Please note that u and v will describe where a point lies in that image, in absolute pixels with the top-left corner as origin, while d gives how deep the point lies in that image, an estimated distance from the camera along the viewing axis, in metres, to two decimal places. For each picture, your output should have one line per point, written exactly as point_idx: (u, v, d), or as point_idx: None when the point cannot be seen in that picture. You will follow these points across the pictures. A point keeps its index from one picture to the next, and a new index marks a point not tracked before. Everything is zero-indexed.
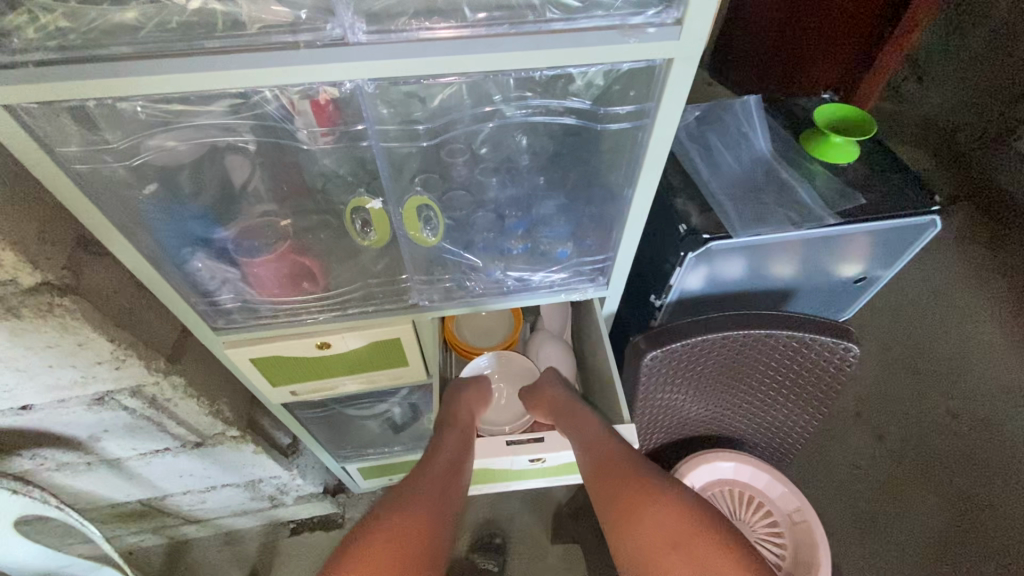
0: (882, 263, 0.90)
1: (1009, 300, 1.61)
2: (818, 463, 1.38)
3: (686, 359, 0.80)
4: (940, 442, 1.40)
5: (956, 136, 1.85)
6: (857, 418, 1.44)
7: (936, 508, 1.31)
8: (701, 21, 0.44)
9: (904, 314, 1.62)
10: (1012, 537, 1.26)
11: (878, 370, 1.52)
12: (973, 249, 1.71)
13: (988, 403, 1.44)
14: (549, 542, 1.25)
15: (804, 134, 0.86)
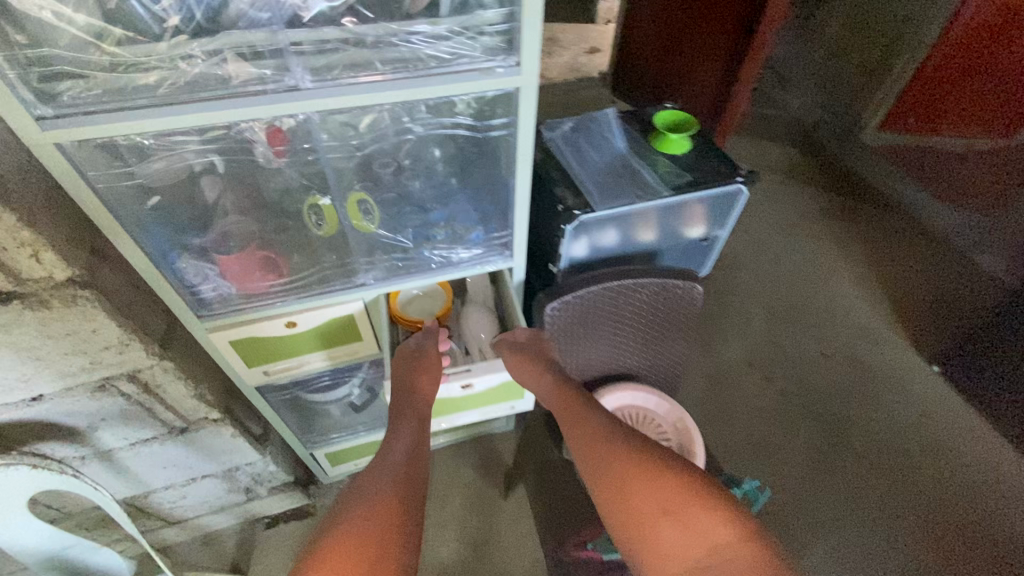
0: (719, 225, 1.20)
1: (861, 262, 2.07)
2: (720, 404, 1.70)
3: (577, 309, 1.06)
4: (813, 376, 1.77)
5: (817, 131, 2.48)
6: (749, 366, 1.78)
7: (809, 430, 1.66)
8: (532, 62, 0.70)
9: (779, 280, 2.02)
10: (864, 444, 1.64)
11: (764, 323, 1.89)
12: (831, 224, 2.19)
13: (848, 340, 1.86)
14: (502, 498, 1.48)
15: (651, 135, 1.15)
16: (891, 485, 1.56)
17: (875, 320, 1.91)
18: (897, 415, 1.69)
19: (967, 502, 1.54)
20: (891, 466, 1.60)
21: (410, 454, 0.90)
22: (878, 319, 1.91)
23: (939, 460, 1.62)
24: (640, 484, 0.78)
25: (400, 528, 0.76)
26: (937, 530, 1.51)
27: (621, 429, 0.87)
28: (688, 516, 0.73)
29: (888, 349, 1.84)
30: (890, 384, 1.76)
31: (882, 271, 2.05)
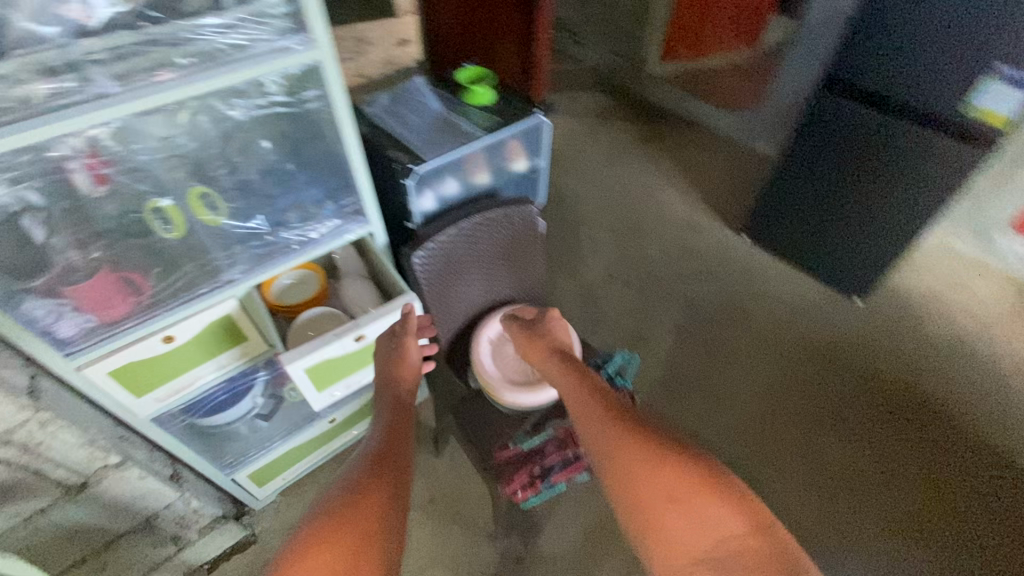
0: (537, 155, 1.41)
1: (671, 173, 2.60)
2: (597, 313, 2.08)
3: (441, 255, 1.20)
4: (660, 268, 2.22)
5: (614, 75, 3.03)
6: (610, 278, 2.19)
7: (671, 315, 2.06)
8: (322, 33, 0.81)
9: (615, 206, 2.48)
10: (715, 312, 2.06)
11: (612, 239, 2.33)
12: (642, 149, 2.71)
13: (679, 235, 2.34)
14: (435, 455, 1.60)
15: (459, 92, 1.32)
16: (739, 337, 1.99)
17: (693, 215, 2.43)
18: (729, 282, 2.16)
19: (831, 379, 1.87)
20: (736, 324, 2.03)
21: (389, 448, 0.91)
22: (694, 213, 2.44)
23: (800, 347, 1.95)
24: (667, 479, 0.83)
25: (381, 521, 0.78)
26: (802, 397, 1.84)
27: (643, 421, 0.93)
28: (707, 507, 0.79)
29: (709, 232, 2.35)
30: (720, 262, 2.23)
31: (688, 176, 2.59)
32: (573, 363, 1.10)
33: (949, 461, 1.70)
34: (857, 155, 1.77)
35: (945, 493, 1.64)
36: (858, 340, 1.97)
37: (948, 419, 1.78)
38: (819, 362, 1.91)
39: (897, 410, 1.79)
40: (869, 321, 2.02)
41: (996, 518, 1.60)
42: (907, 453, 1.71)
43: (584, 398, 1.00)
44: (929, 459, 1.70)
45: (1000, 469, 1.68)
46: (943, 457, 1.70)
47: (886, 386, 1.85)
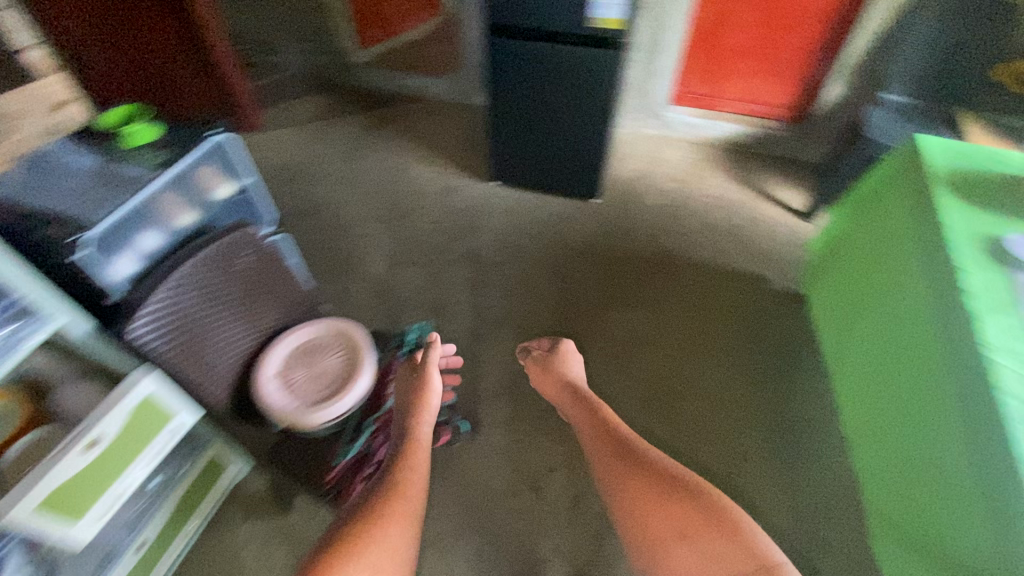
0: (241, 177, 1.36)
1: (413, 147, 2.71)
2: (393, 301, 2.09)
3: (165, 314, 1.07)
4: (433, 238, 2.31)
5: (322, 71, 2.99)
6: (393, 263, 2.21)
7: (467, 280, 2.15)
8: None
9: (374, 195, 2.49)
10: (503, 262, 2.22)
11: (383, 228, 2.35)
12: (377, 134, 2.77)
13: (440, 201, 2.46)
14: (282, 511, 1.51)
15: (114, 139, 1.19)
16: (531, 274, 2.18)
17: (447, 177, 2.57)
18: (504, 231, 2.33)
19: (602, 279, 2.16)
20: (525, 265, 2.21)
21: (420, 464, 1.24)
22: (447, 176, 2.57)
23: (571, 262, 2.22)
24: (658, 471, 1.15)
25: (415, 516, 1.13)
26: (599, 301, 2.10)
27: (650, 460, 1.19)
28: (688, 497, 1.08)
29: (465, 190, 2.51)
30: (490, 216, 2.39)
31: (430, 145, 2.72)
32: (578, 396, 1.50)
33: (700, 301, 2.08)
34: (533, 81, 2.04)
35: (706, 325, 2.01)
36: (610, 239, 2.30)
37: (690, 270, 2.17)
38: (588, 270, 2.19)
39: (654, 281, 2.15)
40: (614, 220, 2.37)
41: (743, 325, 2.00)
42: (671, 309, 2.06)
43: (597, 429, 1.35)
44: (687, 306, 2.07)
45: (732, 288, 2.11)
46: (696, 299, 2.08)
47: (641, 266, 2.20)
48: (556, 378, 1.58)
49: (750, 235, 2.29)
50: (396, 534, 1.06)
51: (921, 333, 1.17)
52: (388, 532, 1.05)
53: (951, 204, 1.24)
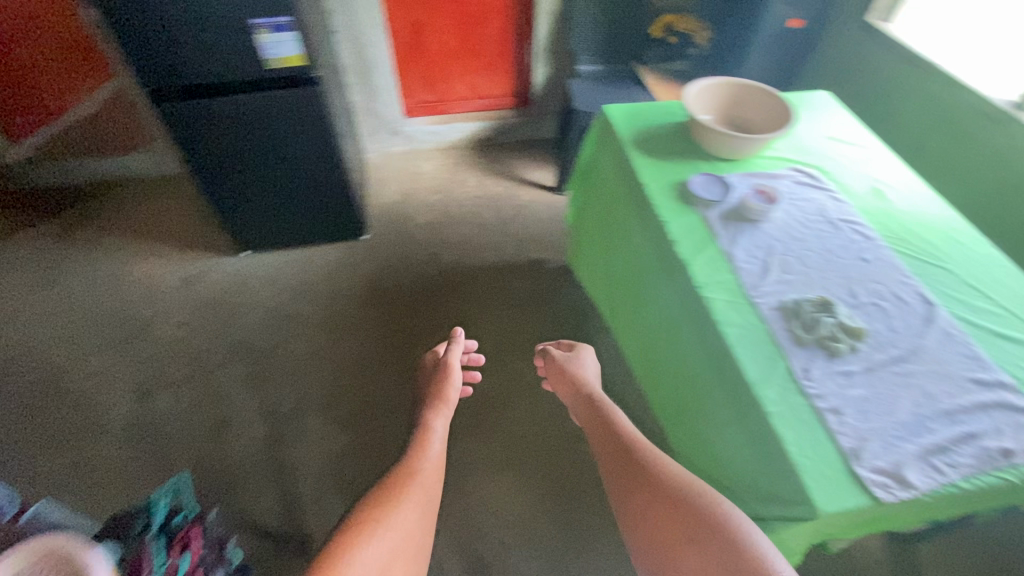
0: None
1: (131, 244, 2.22)
2: (159, 440, 1.68)
3: None
4: (189, 346, 1.91)
5: None
6: (145, 394, 1.78)
7: (245, 380, 1.82)
8: None
9: (95, 319, 1.97)
10: (286, 344, 1.92)
11: (120, 355, 1.88)
12: (78, 242, 2.21)
13: (186, 300, 2.04)
14: None
15: None
16: (321, 346, 1.92)
17: (187, 267, 2.16)
18: (276, 309, 2.03)
19: (402, 318, 2.00)
20: (311, 339, 1.94)
21: (426, 475, 1.14)
22: (186, 265, 2.16)
23: (365, 312, 2.02)
24: (659, 475, 1.01)
25: (420, 528, 1.05)
26: (403, 343, 1.93)
27: (661, 465, 1.03)
28: (683, 506, 0.93)
29: (213, 276, 2.13)
30: (254, 298, 2.06)
31: (153, 235, 2.26)
32: (586, 398, 1.30)
33: (503, 307, 2.05)
34: (237, 141, 1.79)
35: (515, 327, 1.99)
36: (398, 276, 2.15)
37: (485, 279, 2.14)
38: (385, 313, 2.02)
39: (455, 302, 2.06)
40: (397, 255, 2.23)
41: (547, 315, 2.03)
42: (479, 324, 2.00)
43: (601, 429, 1.19)
44: (492, 315, 2.03)
45: (527, 284, 2.13)
46: (499, 306, 2.05)
47: (438, 292, 2.10)
48: (565, 384, 1.38)
49: (520, 224, 2.36)
50: (399, 534, 1.00)
51: (658, 282, 1.27)
52: (392, 527, 1.00)
53: (641, 161, 1.38)
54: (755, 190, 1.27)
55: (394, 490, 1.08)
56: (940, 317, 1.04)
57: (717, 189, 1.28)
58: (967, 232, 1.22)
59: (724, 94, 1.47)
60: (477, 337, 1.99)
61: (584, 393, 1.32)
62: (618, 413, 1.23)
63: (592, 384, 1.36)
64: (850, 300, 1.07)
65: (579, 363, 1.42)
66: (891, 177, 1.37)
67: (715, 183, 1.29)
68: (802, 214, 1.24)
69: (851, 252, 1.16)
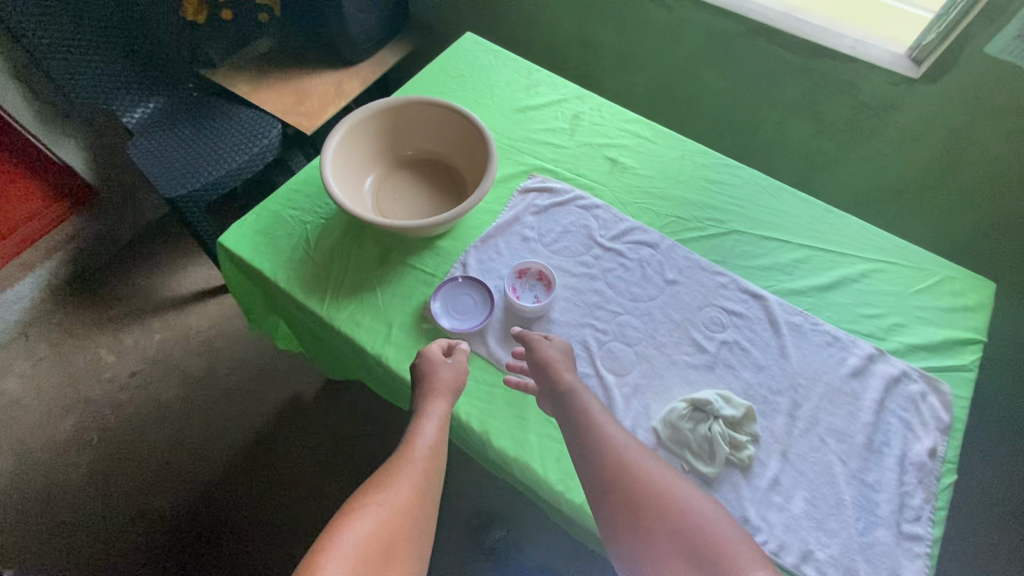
0: None
1: None
2: None
3: None
4: None
5: None
6: None
7: None
8: None
9: None
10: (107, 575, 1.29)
11: None
12: None
13: None
14: None
15: None
16: (158, 543, 1.33)
17: None
18: (53, 547, 1.32)
19: (196, 505, 1.38)
20: (141, 539, 1.33)
21: (420, 454, 0.71)
22: None
23: (139, 534, 1.34)
24: (624, 479, 0.66)
25: (418, 521, 0.65)
26: (260, 477, 1.42)
27: (680, 497, 0.65)
28: (654, 513, 0.63)
29: None
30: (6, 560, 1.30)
31: None
32: (576, 395, 0.73)
33: (300, 505, 1.39)
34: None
35: (341, 458, 1.45)
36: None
37: (249, 486, 1.41)
38: (167, 517, 1.36)
39: (231, 556, 1.33)
40: (122, 442, 1.46)
41: (363, 465, 1.44)
42: (290, 555, 1.33)
43: (596, 435, 0.69)
44: (297, 527, 1.36)
45: (308, 445, 1.47)
46: (294, 508, 1.39)
47: (199, 553, 1.33)
48: (538, 383, 0.76)
49: (224, 367, 1.57)
50: (376, 522, 0.61)
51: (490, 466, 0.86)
52: (360, 524, 0.60)
53: (344, 313, 0.85)
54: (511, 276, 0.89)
55: (394, 487, 0.66)
56: (778, 310, 0.87)
57: (472, 297, 0.87)
58: (716, 162, 1.04)
59: (380, 136, 0.96)
60: (322, 448, 1.46)
61: (580, 392, 0.74)
62: (585, 393, 0.74)
63: (559, 365, 0.76)
64: (702, 359, 0.83)
65: (538, 342, 0.78)
66: (611, 127, 1.09)
67: (466, 290, 0.88)
68: (577, 259, 0.92)
69: (657, 280, 0.90)
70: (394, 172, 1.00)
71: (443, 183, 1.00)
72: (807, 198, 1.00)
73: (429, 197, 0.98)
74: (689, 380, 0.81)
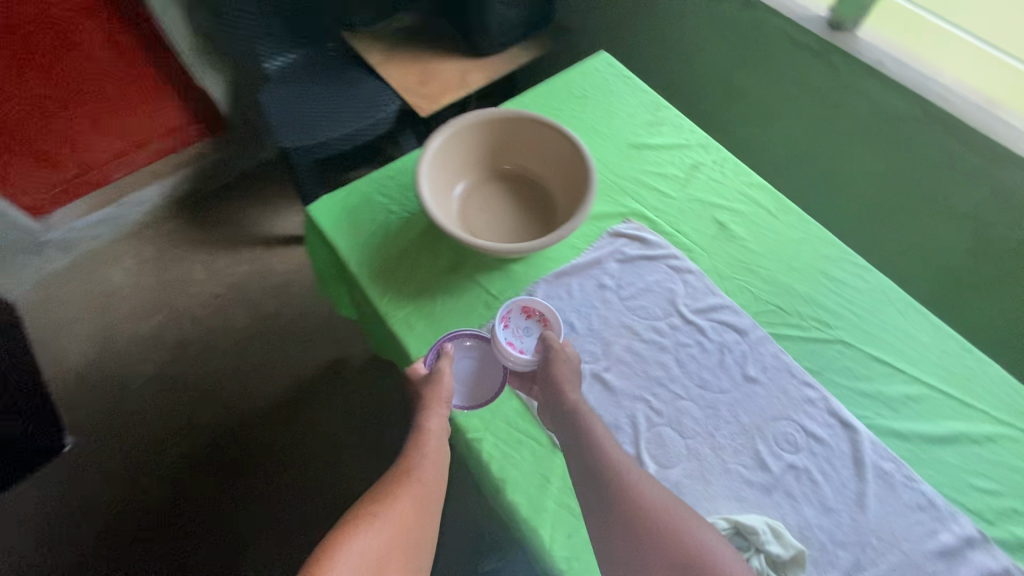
0: None
1: None
2: None
3: None
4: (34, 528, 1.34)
5: None
6: None
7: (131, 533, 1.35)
8: None
9: None
10: (162, 458, 1.43)
11: None
12: None
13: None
14: None
15: None
16: (212, 443, 1.45)
17: None
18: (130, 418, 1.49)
19: (249, 420, 1.49)
20: (198, 433, 1.47)
21: (421, 467, 0.74)
22: None
23: (196, 430, 1.47)
24: (624, 499, 0.65)
25: (419, 530, 0.69)
26: (305, 415, 1.50)
27: (680, 521, 0.64)
28: (652, 540, 0.62)
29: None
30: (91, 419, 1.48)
31: None
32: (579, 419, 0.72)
33: (322, 465, 1.43)
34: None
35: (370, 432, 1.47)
36: (146, 495, 1.39)
37: (281, 434, 1.47)
38: (223, 423, 1.48)
39: (242, 498, 1.39)
40: (201, 346, 1.59)
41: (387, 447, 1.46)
42: (303, 510, 1.38)
43: (593, 457, 0.68)
44: (313, 487, 1.41)
45: (343, 411, 1.50)
46: (314, 467, 1.43)
47: (241, 463, 1.43)
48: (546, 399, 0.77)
49: (291, 316, 1.64)
50: (381, 532, 0.65)
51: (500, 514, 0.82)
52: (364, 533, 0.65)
53: (400, 314, 0.84)
54: (497, 333, 0.80)
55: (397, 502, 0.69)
56: (868, 449, 0.75)
57: (459, 362, 0.82)
58: (842, 256, 0.92)
59: (482, 145, 0.93)
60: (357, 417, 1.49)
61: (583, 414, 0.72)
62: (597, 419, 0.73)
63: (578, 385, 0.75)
64: (761, 477, 0.73)
65: (555, 355, 0.77)
66: (730, 187, 0.98)
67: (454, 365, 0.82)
68: (650, 323, 0.85)
69: (735, 372, 0.81)
70: (486, 182, 0.97)
71: (534, 206, 0.96)
72: (943, 326, 0.85)
73: (516, 216, 0.95)
74: (739, 496, 0.72)
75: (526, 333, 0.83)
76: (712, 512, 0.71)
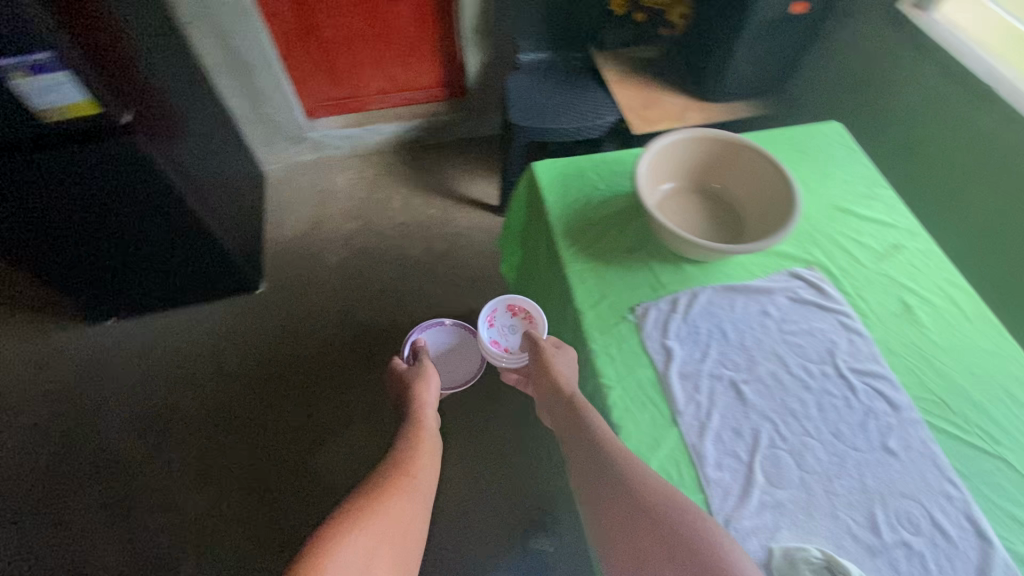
0: None
1: None
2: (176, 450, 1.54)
3: None
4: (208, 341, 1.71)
5: None
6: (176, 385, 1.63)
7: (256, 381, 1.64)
8: None
9: None
10: (316, 330, 1.73)
11: None
12: None
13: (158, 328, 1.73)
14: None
15: None
16: (358, 334, 1.73)
17: (44, 338, 1.72)
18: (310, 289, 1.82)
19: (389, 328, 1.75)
20: (348, 323, 1.75)
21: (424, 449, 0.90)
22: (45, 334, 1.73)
23: (345, 319, 1.76)
24: (648, 487, 0.70)
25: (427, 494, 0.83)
26: None
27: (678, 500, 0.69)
28: (660, 510, 0.68)
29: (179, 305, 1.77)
30: (285, 278, 1.85)
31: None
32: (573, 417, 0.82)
33: None
34: (65, 222, 1.37)
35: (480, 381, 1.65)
36: (294, 352, 1.69)
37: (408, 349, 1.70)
38: (370, 323, 1.76)
39: (341, 387, 1.63)
40: (378, 257, 1.90)
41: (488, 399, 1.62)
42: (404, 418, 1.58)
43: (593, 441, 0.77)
44: None
45: None
46: None
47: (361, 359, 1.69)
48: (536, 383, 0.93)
49: (453, 262, 1.89)
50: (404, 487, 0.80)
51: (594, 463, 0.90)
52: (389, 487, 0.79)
53: (578, 266, 0.97)
54: (484, 331, 1.06)
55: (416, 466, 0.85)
56: (1000, 570, 0.70)
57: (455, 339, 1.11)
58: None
59: (698, 161, 1.04)
60: None
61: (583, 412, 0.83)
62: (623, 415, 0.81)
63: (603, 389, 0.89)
64: (869, 538, 0.72)
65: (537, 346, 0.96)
66: (928, 277, 0.98)
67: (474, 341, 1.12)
68: (802, 362, 0.88)
69: (874, 438, 0.80)
70: (688, 193, 1.07)
71: (723, 227, 1.04)
72: None
73: (704, 229, 1.04)
74: (839, 543, 0.72)
75: (510, 329, 1.07)
76: (807, 542, 0.72)
